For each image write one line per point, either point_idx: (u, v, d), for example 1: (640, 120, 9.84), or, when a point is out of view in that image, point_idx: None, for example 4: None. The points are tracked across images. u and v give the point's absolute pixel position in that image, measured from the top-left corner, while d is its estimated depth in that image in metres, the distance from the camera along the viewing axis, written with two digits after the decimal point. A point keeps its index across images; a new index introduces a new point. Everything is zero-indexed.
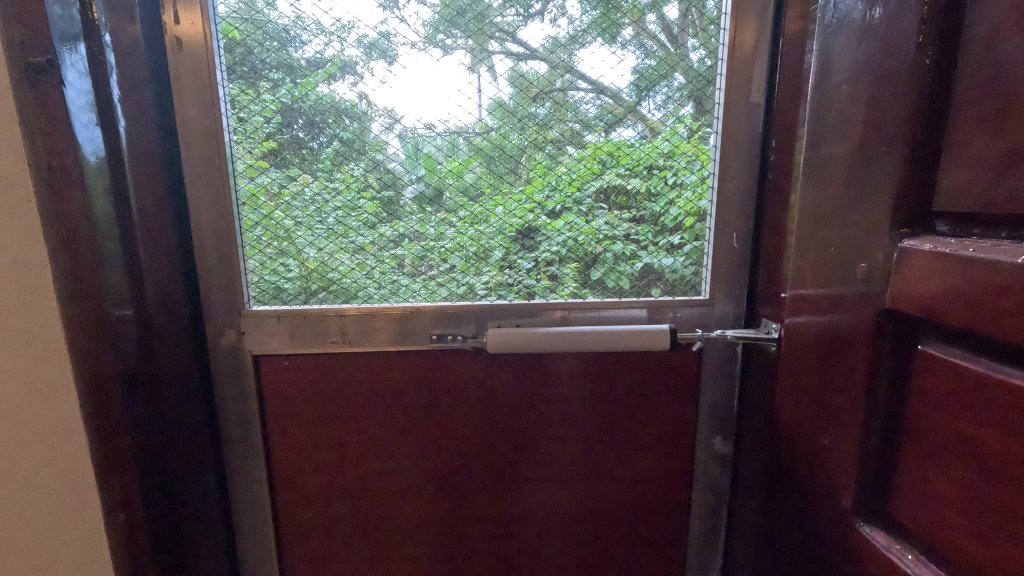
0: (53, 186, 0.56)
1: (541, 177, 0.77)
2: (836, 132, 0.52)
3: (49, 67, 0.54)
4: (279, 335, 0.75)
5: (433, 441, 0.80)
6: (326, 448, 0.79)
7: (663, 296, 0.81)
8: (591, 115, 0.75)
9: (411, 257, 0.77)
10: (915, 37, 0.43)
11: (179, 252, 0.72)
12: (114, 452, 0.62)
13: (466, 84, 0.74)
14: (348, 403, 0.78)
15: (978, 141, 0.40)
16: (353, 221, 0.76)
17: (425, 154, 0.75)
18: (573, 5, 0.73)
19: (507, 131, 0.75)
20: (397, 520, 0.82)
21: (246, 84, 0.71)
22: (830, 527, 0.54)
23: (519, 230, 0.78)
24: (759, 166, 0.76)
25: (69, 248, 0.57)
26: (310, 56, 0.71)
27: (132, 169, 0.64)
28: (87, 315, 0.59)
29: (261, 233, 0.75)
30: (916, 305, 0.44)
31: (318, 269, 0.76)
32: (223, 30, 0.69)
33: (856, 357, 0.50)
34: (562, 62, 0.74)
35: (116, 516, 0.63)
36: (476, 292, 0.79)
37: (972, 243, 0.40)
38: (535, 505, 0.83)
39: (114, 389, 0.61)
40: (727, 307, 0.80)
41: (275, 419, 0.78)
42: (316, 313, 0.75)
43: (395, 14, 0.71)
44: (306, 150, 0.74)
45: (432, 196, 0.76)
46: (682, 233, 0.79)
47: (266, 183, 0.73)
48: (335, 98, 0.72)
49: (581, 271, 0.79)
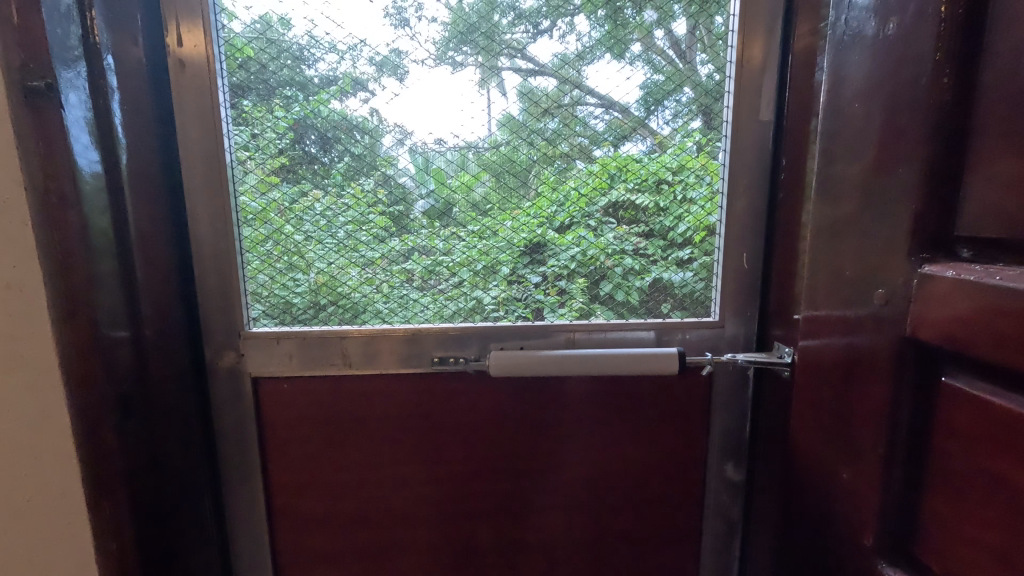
0: (48, 210, 0.55)
1: (550, 193, 0.77)
2: (851, 151, 0.51)
3: (48, 90, 0.54)
4: (279, 357, 0.75)
5: (439, 464, 0.79)
6: (332, 472, 0.78)
7: (673, 313, 0.80)
8: (600, 130, 0.75)
9: (420, 271, 0.77)
10: (932, 54, 0.42)
11: (180, 269, 0.73)
12: (105, 479, 0.60)
13: (474, 99, 0.74)
14: (354, 425, 0.77)
15: (1002, 161, 0.39)
16: (363, 236, 0.76)
17: (435, 169, 0.75)
18: (582, 22, 0.73)
19: (516, 145, 0.75)
20: (403, 545, 0.81)
21: (261, 101, 0.72)
22: (852, 562, 0.52)
23: (527, 244, 0.78)
24: (770, 184, 0.76)
25: (64, 270, 0.56)
26: (323, 73, 0.72)
27: (131, 190, 0.63)
28: (80, 339, 0.57)
29: (271, 248, 0.75)
30: (939, 333, 0.43)
31: (327, 283, 0.77)
32: (239, 50, 0.71)
33: (878, 385, 0.48)
34: (571, 77, 0.74)
35: (108, 545, 0.61)
36: (485, 307, 0.78)
37: (998, 270, 0.39)
38: (543, 529, 0.82)
39: (109, 413, 0.60)
40: (738, 328, 0.79)
41: (280, 441, 0.77)
42: (317, 335, 0.75)
43: (407, 32, 0.72)
44: (318, 165, 0.74)
45: (442, 210, 0.76)
46: (691, 249, 0.79)
47: (277, 198, 0.74)
48: (347, 114, 0.73)
49: (590, 286, 0.79)
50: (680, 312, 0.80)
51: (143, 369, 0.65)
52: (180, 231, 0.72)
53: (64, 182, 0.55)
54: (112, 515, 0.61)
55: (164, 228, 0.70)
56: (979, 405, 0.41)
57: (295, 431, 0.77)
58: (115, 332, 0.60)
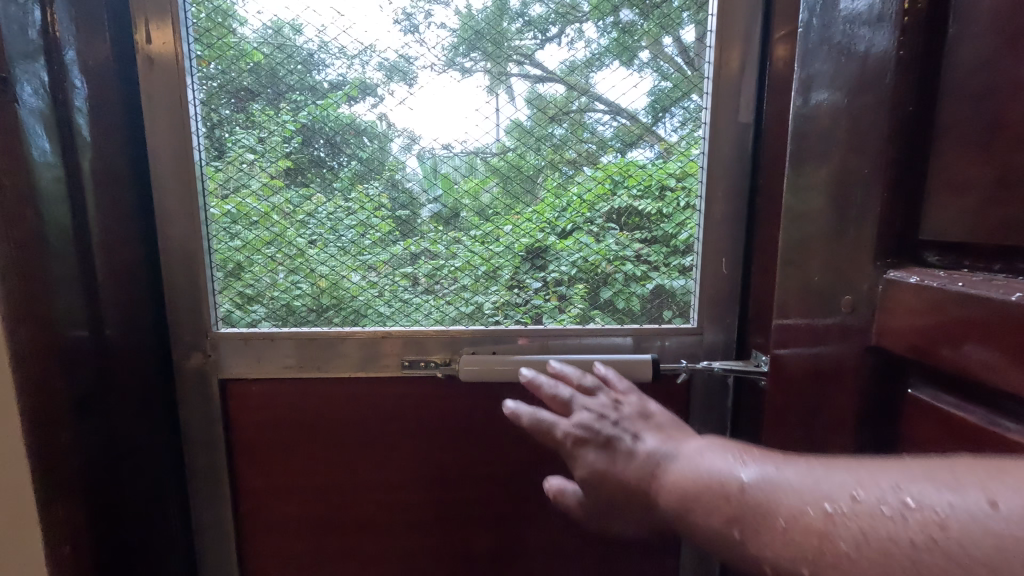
0: (6, 208, 0.54)
1: (553, 198, 0.76)
2: (819, 154, 0.50)
3: (3, 84, 0.53)
4: (260, 356, 0.76)
5: (420, 475, 0.79)
6: (313, 480, 0.78)
7: (675, 320, 0.79)
8: (608, 136, 0.75)
9: (424, 275, 0.77)
10: (894, 59, 0.42)
11: (147, 268, 0.73)
12: (58, 484, 0.58)
13: (483, 104, 0.74)
14: (333, 432, 0.77)
15: (968, 165, 0.39)
16: (366, 239, 0.76)
17: (442, 173, 0.75)
18: (591, 29, 0.73)
19: (523, 151, 0.75)
20: (384, 555, 0.81)
21: (268, 105, 0.73)
22: None
23: (528, 249, 0.77)
24: (749, 193, 0.75)
25: (18, 270, 0.54)
26: (332, 78, 0.73)
27: (91, 188, 0.64)
28: (36, 339, 0.56)
29: (275, 251, 0.76)
30: (905, 342, 0.42)
31: (330, 287, 0.77)
32: (250, 55, 0.72)
33: (846, 395, 0.48)
34: (579, 84, 0.74)
35: (61, 549, 0.58)
36: (485, 312, 0.78)
37: (962, 278, 0.38)
38: (526, 543, 0.81)
39: (65, 414, 0.59)
40: (717, 336, 0.78)
41: (256, 446, 0.78)
42: (282, 336, 0.75)
43: (417, 38, 0.72)
44: (326, 169, 0.75)
45: (449, 215, 0.76)
46: (694, 256, 0.78)
47: (282, 201, 0.75)
48: (356, 119, 0.73)
49: (591, 292, 0.78)
50: (682, 319, 0.79)
51: (102, 369, 0.65)
52: (145, 227, 0.73)
53: (19, 178, 0.55)
54: (66, 521, 0.59)
55: (130, 225, 0.70)
56: (949, 422, 0.40)
57: (267, 428, 0.77)
58: (74, 331, 0.61)
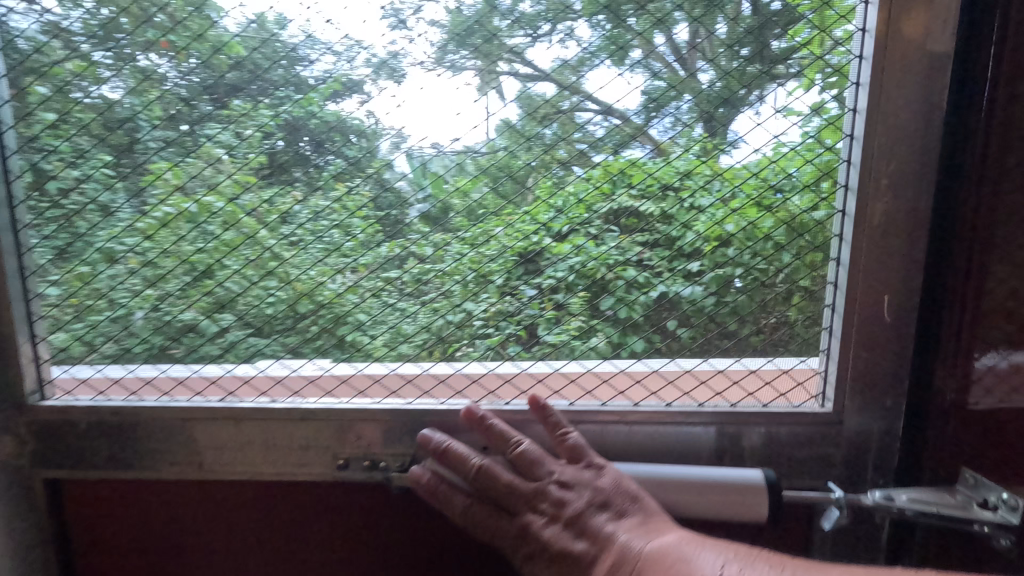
0: None
1: (547, 199, 0.69)
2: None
3: None
4: (146, 436, 0.70)
5: (352, 551, 0.74)
6: (226, 552, 0.74)
7: (691, 340, 0.70)
8: (599, 136, 0.67)
9: (409, 280, 0.70)
10: None
11: None
12: None
13: (471, 103, 0.67)
14: (239, 500, 0.73)
15: None
16: (348, 241, 0.69)
17: (433, 173, 0.68)
18: (581, 28, 0.66)
19: (515, 151, 0.68)
20: None
21: (248, 99, 0.67)
22: None
23: (521, 253, 0.70)
24: (916, 182, 0.63)
25: None
26: (317, 72, 0.67)
27: None
28: None
29: (249, 253, 0.69)
30: None
31: (307, 290, 0.70)
32: (230, 46, 0.66)
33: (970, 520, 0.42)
34: (568, 83, 0.67)
35: None
36: (474, 321, 0.71)
37: None
38: None
39: None
40: (856, 420, 0.68)
41: (149, 517, 0.74)
42: (145, 416, 0.70)
43: (405, 33, 0.66)
44: (311, 166, 0.68)
45: (439, 215, 0.69)
46: (703, 262, 0.69)
47: (254, 201, 0.68)
48: (343, 115, 0.67)
49: (589, 301, 0.70)
50: (692, 334, 0.70)
51: None
52: None
53: None
54: None
55: None
56: None
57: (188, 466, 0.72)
58: None
